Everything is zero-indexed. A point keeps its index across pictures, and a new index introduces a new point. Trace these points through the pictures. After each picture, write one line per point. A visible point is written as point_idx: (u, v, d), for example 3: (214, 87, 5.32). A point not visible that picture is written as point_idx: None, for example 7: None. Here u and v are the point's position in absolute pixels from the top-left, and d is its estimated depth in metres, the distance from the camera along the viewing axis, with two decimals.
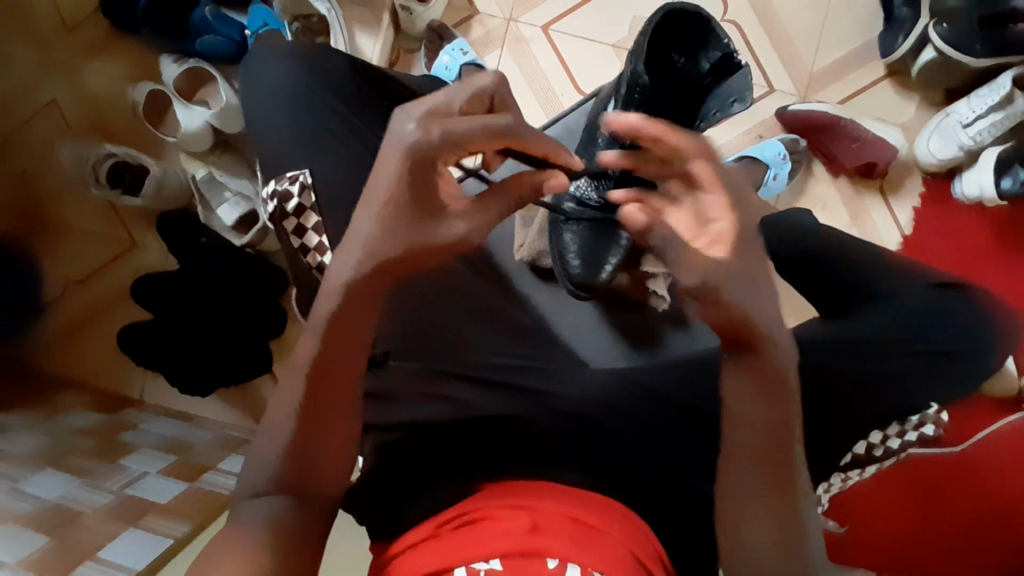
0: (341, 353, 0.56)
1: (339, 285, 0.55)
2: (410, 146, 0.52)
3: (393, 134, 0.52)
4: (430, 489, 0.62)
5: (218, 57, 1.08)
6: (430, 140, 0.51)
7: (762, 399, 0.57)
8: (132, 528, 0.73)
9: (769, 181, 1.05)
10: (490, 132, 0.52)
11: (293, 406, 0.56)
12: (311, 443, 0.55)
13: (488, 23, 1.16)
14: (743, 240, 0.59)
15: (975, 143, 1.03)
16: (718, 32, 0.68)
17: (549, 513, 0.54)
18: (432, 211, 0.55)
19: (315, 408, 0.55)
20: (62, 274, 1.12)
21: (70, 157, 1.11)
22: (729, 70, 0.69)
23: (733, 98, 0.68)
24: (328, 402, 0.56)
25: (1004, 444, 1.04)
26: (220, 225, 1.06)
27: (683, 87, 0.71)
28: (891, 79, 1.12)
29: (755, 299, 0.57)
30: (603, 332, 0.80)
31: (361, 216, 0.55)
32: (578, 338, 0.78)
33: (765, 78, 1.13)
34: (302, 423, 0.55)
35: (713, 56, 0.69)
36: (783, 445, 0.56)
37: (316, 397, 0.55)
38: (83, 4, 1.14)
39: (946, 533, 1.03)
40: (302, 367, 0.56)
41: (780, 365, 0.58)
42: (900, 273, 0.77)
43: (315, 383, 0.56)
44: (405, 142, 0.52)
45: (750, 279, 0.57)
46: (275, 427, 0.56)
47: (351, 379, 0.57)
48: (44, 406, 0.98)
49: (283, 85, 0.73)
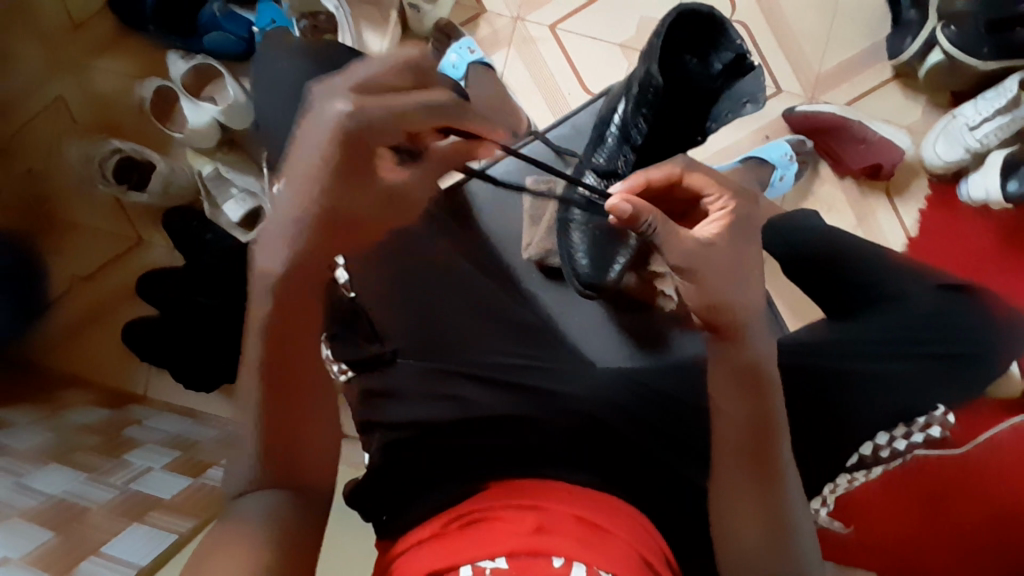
0: (298, 339, 0.57)
1: (271, 277, 0.57)
2: (343, 122, 0.56)
3: (325, 111, 0.57)
4: (435, 486, 0.62)
5: (225, 54, 1.08)
6: (360, 115, 0.55)
7: (745, 399, 0.64)
8: (138, 524, 0.74)
9: (776, 181, 1.05)
10: (425, 108, 0.57)
11: (254, 385, 0.56)
12: (281, 424, 0.56)
13: (495, 22, 1.16)
14: (737, 235, 0.68)
15: (981, 145, 1.03)
16: (731, 33, 0.68)
17: (554, 511, 0.55)
18: (366, 183, 0.59)
19: (275, 381, 0.56)
20: (68, 270, 1.12)
21: (77, 154, 1.11)
22: (741, 71, 0.70)
23: (745, 99, 0.73)
24: (296, 384, 0.56)
25: (1008, 447, 1.04)
26: (226, 222, 1.04)
27: (698, 87, 0.70)
28: (898, 82, 1.12)
29: (731, 286, 0.65)
30: (609, 332, 0.79)
31: (287, 209, 0.58)
32: (583, 337, 0.78)
33: (772, 80, 1.13)
34: (263, 394, 0.56)
35: (725, 57, 0.69)
36: (768, 445, 0.62)
37: (276, 372, 0.56)
38: (91, 3, 1.14)
39: (951, 538, 1.03)
40: (252, 364, 0.58)
41: (752, 358, 0.66)
42: (907, 276, 0.77)
43: (272, 357, 0.57)
44: (338, 119, 0.56)
45: (730, 268, 0.65)
46: (245, 401, 0.58)
47: (310, 352, 0.58)
48: (50, 401, 0.98)
49: (293, 83, 0.73)
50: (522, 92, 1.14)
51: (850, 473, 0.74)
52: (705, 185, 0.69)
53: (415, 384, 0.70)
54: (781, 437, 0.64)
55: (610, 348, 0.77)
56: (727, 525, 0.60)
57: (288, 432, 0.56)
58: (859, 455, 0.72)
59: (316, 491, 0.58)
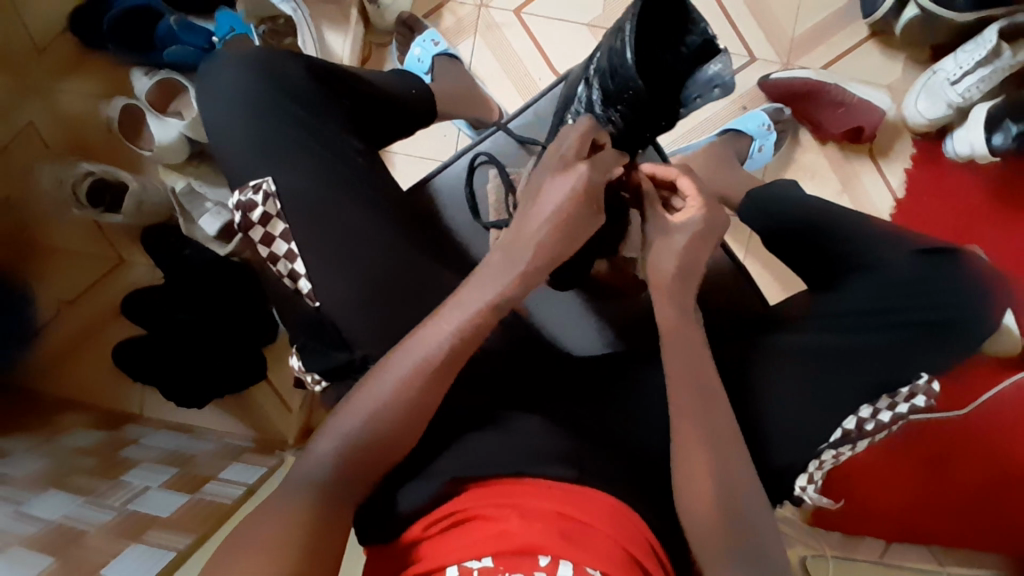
0: (426, 397, 0.58)
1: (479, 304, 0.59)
2: (589, 175, 0.62)
3: (572, 173, 0.62)
4: (408, 487, 0.59)
5: (184, 66, 1.07)
6: (585, 174, 0.62)
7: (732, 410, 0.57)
8: (135, 545, 0.71)
9: (755, 153, 1.03)
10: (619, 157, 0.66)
11: (356, 427, 0.56)
12: (376, 450, 0.56)
13: (459, 11, 1.14)
14: (707, 230, 0.67)
15: (964, 100, 1.00)
16: (695, 16, 0.66)
17: (537, 508, 0.53)
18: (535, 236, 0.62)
19: (393, 426, 0.57)
20: (55, 296, 1.13)
21: (48, 178, 1.10)
22: (710, 54, 0.67)
23: (716, 85, 0.68)
24: (407, 431, 0.57)
25: (1009, 404, 1.03)
26: (203, 236, 1.05)
27: (661, 77, 0.69)
28: (874, 40, 1.09)
29: (687, 255, 0.66)
30: (591, 322, 0.81)
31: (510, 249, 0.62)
32: (565, 330, 0.81)
33: (745, 47, 1.11)
34: (369, 432, 0.56)
35: (692, 41, 0.67)
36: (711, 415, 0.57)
37: (392, 433, 0.57)
38: (51, 24, 1.14)
39: (953, 498, 1.03)
40: (397, 382, 0.57)
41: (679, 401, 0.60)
42: (887, 238, 0.75)
43: (404, 397, 0.57)
44: (582, 176, 0.62)
45: (690, 270, 0.66)
46: (330, 439, 0.56)
47: (415, 433, 0.58)
48: (43, 429, 0.97)
49: (236, 93, 0.70)
50: (491, 81, 1.13)
51: (835, 448, 0.69)
52: (690, 189, 0.68)
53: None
54: (718, 413, 0.60)
55: (587, 338, 0.81)
56: (694, 497, 0.56)
57: (365, 464, 0.56)
58: (842, 429, 0.69)
59: (322, 514, 0.53)
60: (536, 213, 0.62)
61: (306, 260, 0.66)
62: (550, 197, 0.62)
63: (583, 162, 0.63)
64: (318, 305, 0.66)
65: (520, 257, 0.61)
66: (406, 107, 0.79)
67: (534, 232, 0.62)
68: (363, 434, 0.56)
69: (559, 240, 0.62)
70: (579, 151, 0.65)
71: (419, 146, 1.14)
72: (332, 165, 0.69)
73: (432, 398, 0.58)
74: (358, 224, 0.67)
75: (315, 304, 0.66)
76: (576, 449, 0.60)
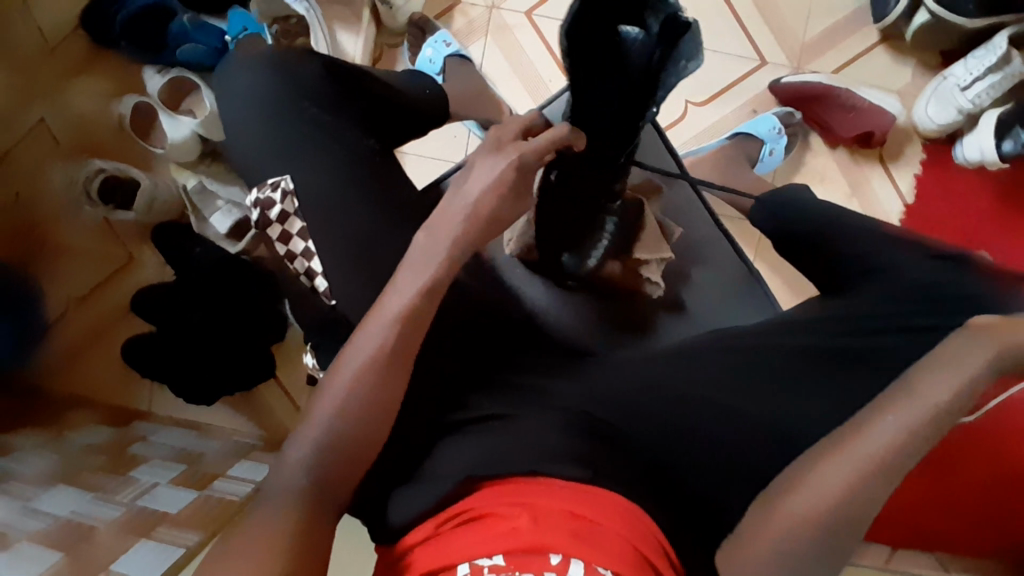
0: (390, 387, 0.58)
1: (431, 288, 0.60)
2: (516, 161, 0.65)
3: (497, 158, 0.66)
4: (412, 488, 0.60)
5: (199, 65, 1.08)
6: (510, 157, 0.66)
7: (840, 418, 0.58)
8: (145, 541, 0.71)
9: (766, 156, 1.04)
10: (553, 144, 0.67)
11: (331, 419, 0.56)
12: (361, 443, 0.57)
13: (470, 12, 1.15)
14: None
15: (974, 106, 1.01)
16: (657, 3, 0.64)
17: (548, 507, 0.52)
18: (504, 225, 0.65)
19: (366, 415, 0.57)
20: (63, 293, 1.13)
21: (62, 178, 1.13)
22: (678, 33, 0.64)
23: (690, 58, 0.66)
24: (384, 422, 0.58)
25: (1015, 410, 1.03)
26: (214, 234, 1.07)
27: (636, 63, 0.66)
28: (884, 45, 1.09)
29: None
30: (585, 312, 0.86)
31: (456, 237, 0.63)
32: (559, 315, 0.84)
33: (755, 51, 1.11)
34: (363, 426, 0.57)
35: (658, 23, 0.65)
36: None
37: (367, 425, 0.57)
38: (63, 23, 1.14)
39: (964, 504, 1.02)
40: (358, 371, 0.57)
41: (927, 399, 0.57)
42: (901, 242, 0.75)
43: (368, 386, 0.57)
44: (511, 159, 0.66)
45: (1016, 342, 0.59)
46: (312, 429, 0.56)
47: (382, 424, 0.58)
48: (52, 425, 0.97)
49: (253, 92, 0.71)
50: (501, 83, 1.13)
51: None
52: None
53: (418, 385, 0.67)
54: None
55: (576, 324, 0.84)
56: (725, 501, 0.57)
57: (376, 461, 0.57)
58: None
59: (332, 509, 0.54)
60: (462, 196, 0.65)
61: (322, 259, 0.67)
62: (482, 182, 0.64)
63: (515, 147, 0.67)
64: (335, 303, 0.66)
65: (448, 239, 0.62)
66: (419, 107, 0.79)
67: (452, 215, 0.64)
68: (344, 426, 0.56)
69: (493, 218, 0.64)
70: (516, 139, 0.69)
71: (429, 146, 1.14)
72: (345, 162, 0.69)
73: (394, 387, 0.58)
74: (370, 220, 0.68)
75: (331, 302, 0.66)
76: (588, 450, 0.60)
